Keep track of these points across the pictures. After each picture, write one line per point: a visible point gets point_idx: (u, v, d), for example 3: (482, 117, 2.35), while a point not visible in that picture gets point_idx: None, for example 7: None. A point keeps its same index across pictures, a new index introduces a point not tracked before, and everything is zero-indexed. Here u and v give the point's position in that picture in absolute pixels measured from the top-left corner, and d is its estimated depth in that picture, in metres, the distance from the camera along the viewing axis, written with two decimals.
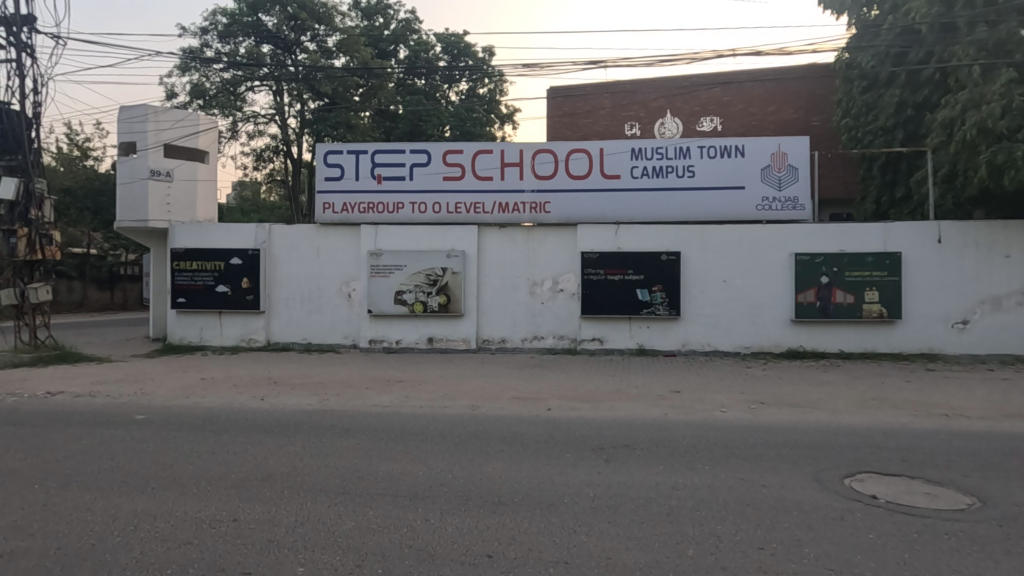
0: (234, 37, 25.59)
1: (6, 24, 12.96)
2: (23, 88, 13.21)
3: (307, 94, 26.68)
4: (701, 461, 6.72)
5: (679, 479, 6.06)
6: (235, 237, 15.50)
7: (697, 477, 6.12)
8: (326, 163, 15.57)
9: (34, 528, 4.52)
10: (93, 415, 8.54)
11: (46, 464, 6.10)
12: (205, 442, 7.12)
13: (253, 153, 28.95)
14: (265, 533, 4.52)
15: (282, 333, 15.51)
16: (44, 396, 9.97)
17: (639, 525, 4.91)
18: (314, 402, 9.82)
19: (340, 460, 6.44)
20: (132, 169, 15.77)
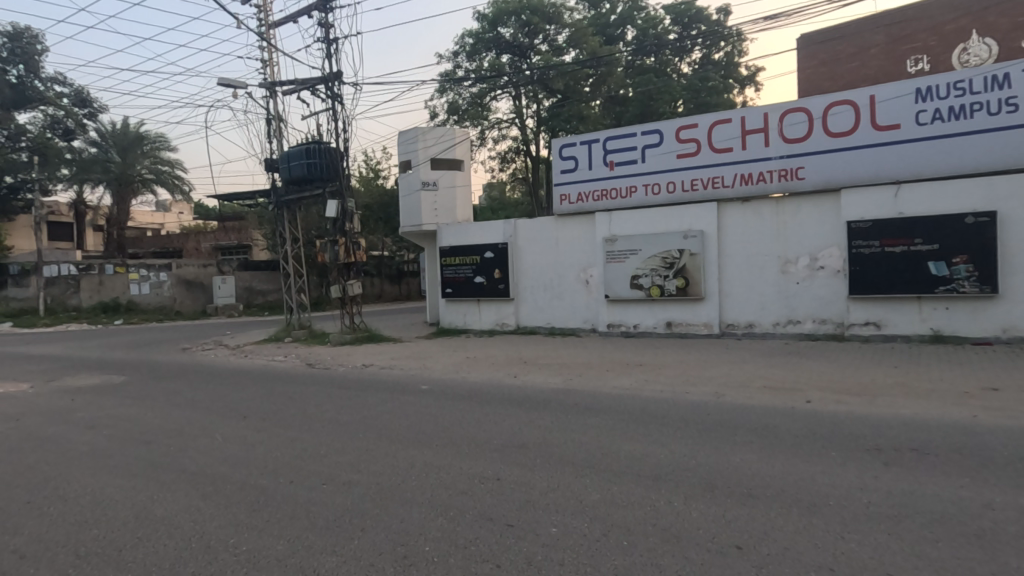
0: (479, 54, 28.50)
1: (325, 81, 16.83)
2: (338, 130, 17.03)
3: (542, 93, 28.46)
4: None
5: (995, 497, 4.83)
6: (488, 233, 17.48)
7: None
8: (561, 156, 16.40)
9: (362, 466, 5.90)
10: (394, 384, 10.70)
11: (366, 419, 7.92)
12: (471, 412, 8.29)
13: (499, 156, 32.06)
14: (523, 493, 5.10)
15: (529, 318, 17.01)
16: (361, 368, 12.84)
17: (932, 544, 4.08)
18: (559, 381, 10.57)
19: (586, 437, 6.83)
20: (409, 182, 19.06)
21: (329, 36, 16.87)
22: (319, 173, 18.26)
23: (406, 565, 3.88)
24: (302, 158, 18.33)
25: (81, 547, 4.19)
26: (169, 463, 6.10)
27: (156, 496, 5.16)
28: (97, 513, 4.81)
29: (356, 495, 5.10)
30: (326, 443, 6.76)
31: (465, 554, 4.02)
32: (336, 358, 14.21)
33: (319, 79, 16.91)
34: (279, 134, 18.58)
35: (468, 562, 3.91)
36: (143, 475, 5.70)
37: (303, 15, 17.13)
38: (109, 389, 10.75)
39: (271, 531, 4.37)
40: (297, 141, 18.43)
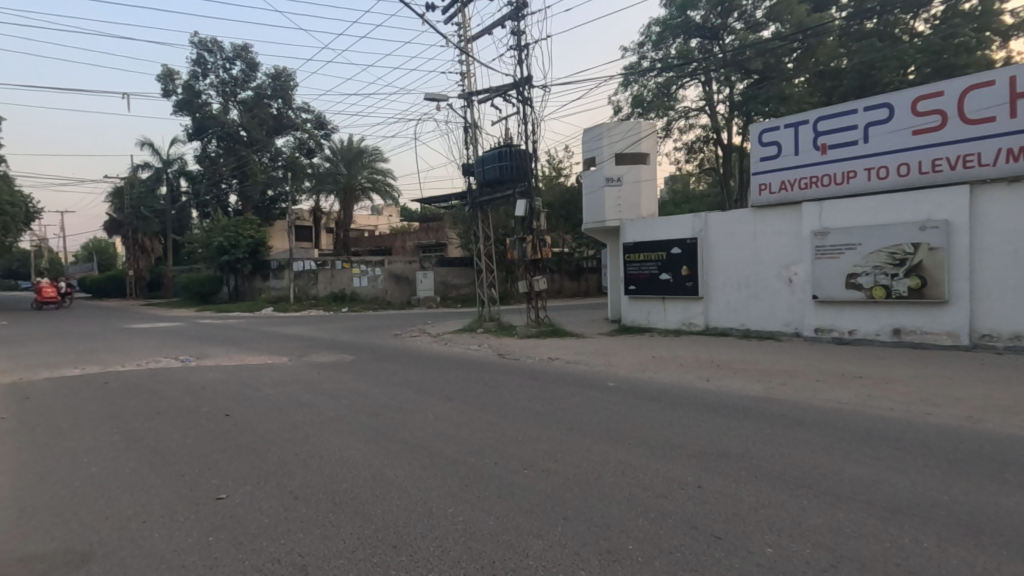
0: (666, 42, 27.32)
1: (517, 87, 17.71)
2: (527, 132, 17.83)
3: (735, 76, 26.99)
4: None
5: None
6: (675, 228, 16.72)
7: None
8: (761, 143, 14.94)
9: (559, 456, 6.08)
10: (580, 379, 10.87)
11: (558, 411, 8.16)
12: (661, 413, 8.04)
13: (686, 147, 30.48)
14: (728, 506, 4.77)
15: (719, 318, 15.92)
16: (548, 361, 13.31)
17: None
18: (758, 388, 9.68)
19: (798, 453, 6.14)
20: (594, 179, 19.08)
21: (521, 43, 17.70)
22: (509, 174, 19.28)
23: (610, 560, 3.89)
24: (495, 161, 19.49)
25: (336, 497, 5.01)
26: (393, 434, 6.99)
27: (387, 461, 5.96)
28: (344, 470, 5.72)
29: (556, 484, 5.28)
30: (523, 430, 7.13)
31: (670, 560, 3.90)
32: (524, 350, 14.93)
33: (512, 85, 17.84)
34: (475, 140, 20.09)
35: (675, 568, 3.78)
36: (375, 442, 6.63)
37: (498, 26, 18.20)
38: (342, 366, 12.75)
39: (482, 507, 4.75)
40: (491, 146, 19.65)
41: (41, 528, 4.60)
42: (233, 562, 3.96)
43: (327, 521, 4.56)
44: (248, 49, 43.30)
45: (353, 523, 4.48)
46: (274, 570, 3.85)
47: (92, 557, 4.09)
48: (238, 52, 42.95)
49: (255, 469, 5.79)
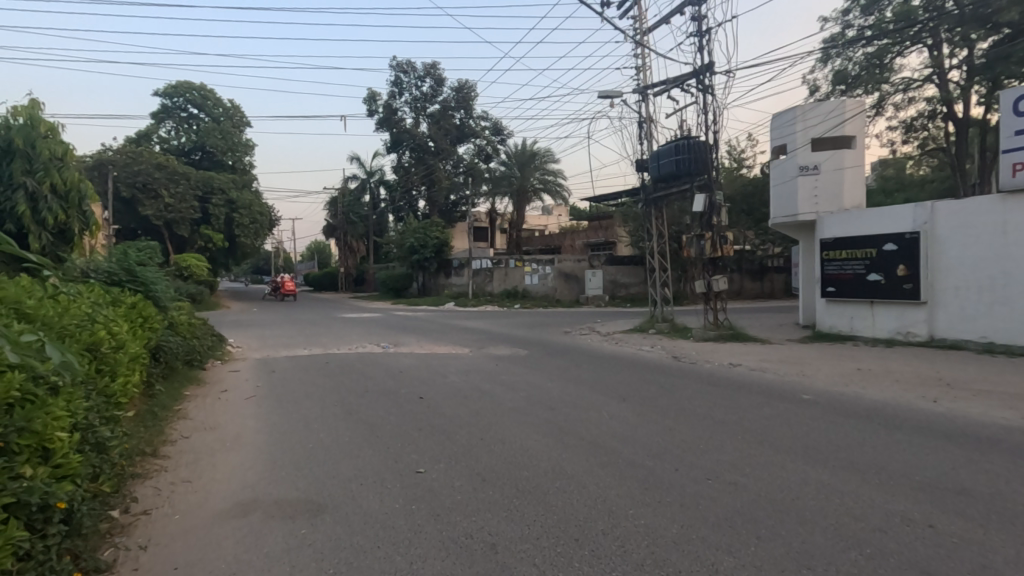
0: (879, 4, 23.46)
1: (696, 75, 16.78)
2: (708, 123, 16.78)
3: (976, 33, 22.01)
4: None
5: None
6: (889, 221, 14.24)
7: None
8: (1016, 113, 12.15)
9: (748, 470, 5.61)
10: (768, 388, 9.91)
11: (742, 421, 7.55)
12: (872, 434, 6.95)
13: (904, 125, 25.93)
14: (972, 553, 3.95)
15: (950, 328, 13.28)
16: (729, 366, 12.39)
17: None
18: (1009, 416, 7.83)
19: None
20: (785, 169, 17.22)
21: (702, 28, 16.71)
22: (687, 168, 18.27)
23: None
24: (670, 155, 18.57)
25: (519, 484, 5.26)
26: (570, 429, 7.11)
27: (565, 455, 6.08)
28: (525, 459, 5.98)
29: (745, 499, 4.87)
30: (705, 438, 6.72)
31: None
32: (701, 354, 14.09)
33: (691, 74, 16.95)
34: (650, 135, 19.48)
35: None
36: (552, 435, 6.82)
37: (676, 13, 17.40)
38: (517, 359, 13.37)
39: (665, 513, 4.58)
40: (666, 140, 18.79)
41: (288, 479, 5.60)
42: (433, 531, 4.39)
43: (512, 505, 4.81)
44: (436, 67, 47.69)
45: (536, 511, 4.66)
46: (467, 543, 4.17)
47: (325, 508, 4.86)
48: (428, 70, 47.51)
49: (447, 449, 6.35)
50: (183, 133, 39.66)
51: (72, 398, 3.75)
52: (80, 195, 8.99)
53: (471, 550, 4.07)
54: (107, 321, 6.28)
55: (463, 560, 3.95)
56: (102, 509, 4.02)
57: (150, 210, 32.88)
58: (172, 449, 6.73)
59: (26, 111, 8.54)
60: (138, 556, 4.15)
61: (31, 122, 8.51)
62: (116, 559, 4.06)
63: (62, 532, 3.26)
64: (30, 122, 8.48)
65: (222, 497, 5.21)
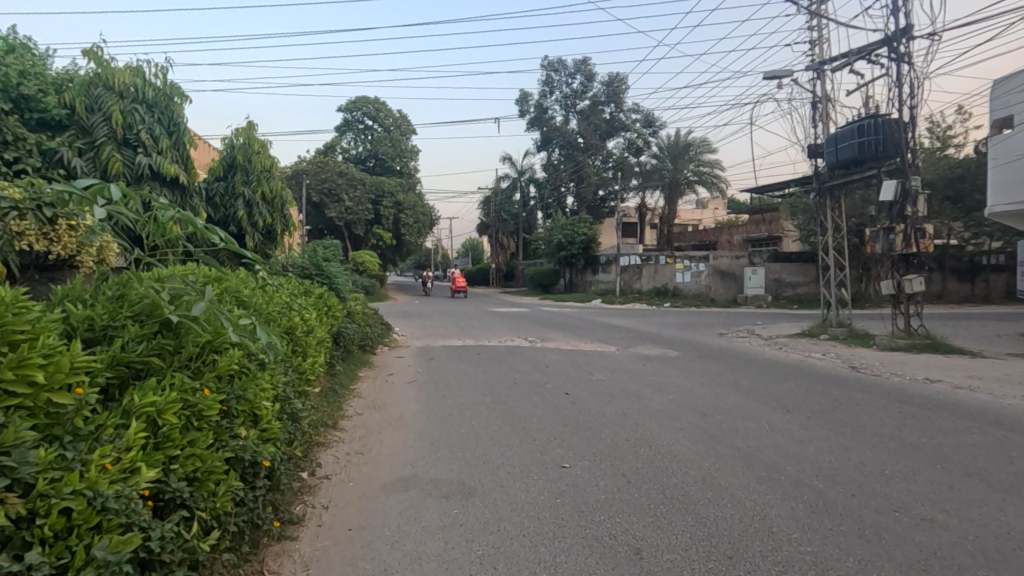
0: None
1: (887, 43, 14.56)
2: (902, 97, 14.44)
3: None
4: None
5: None
6: None
7: None
8: None
9: (950, 506, 4.72)
10: (982, 411, 8.24)
11: (945, 448, 6.37)
12: None
13: None
14: None
15: None
16: (925, 381, 10.57)
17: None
18: None
19: None
20: (1010, 147, 14.12)
21: None
22: (873, 151, 15.83)
23: None
24: (851, 137, 16.28)
25: (666, 491, 5.05)
26: (724, 438, 6.63)
27: (719, 466, 5.68)
28: (675, 465, 5.71)
29: (943, 540, 4.11)
30: (891, 463, 5.80)
31: None
32: (887, 365, 12.22)
33: (881, 42, 14.75)
34: (825, 116, 17.36)
35: None
36: (703, 443, 6.41)
37: None
38: (667, 360, 12.84)
39: (838, 543, 4.05)
40: (847, 120, 16.49)
41: (444, 460, 6.02)
42: (577, 527, 4.39)
43: (658, 511, 4.62)
44: (587, 63, 47.58)
45: (684, 521, 4.42)
46: (612, 544, 4.11)
47: (475, 492, 5.13)
48: (578, 67, 47.60)
49: (592, 447, 6.32)
50: (361, 143, 44.67)
51: (274, 373, 4.45)
52: (282, 201, 10.61)
53: (615, 552, 3.99)
54: (301, 309, 7.33)
55: (607, 560, 3.90)
56: (294, 471, 4.70)
57: (334, 213, 37.52)
58: (349, 423, 7.63)
59: (244, 131, 10.27)
60: (322, 514, 4.78)
61: (249, 141, 10.22)
62: (305, 514, 4.72)
63: (265, 485, 3.89)
64: (248, 141, 10.20)
65: (387, 471, 5.78)
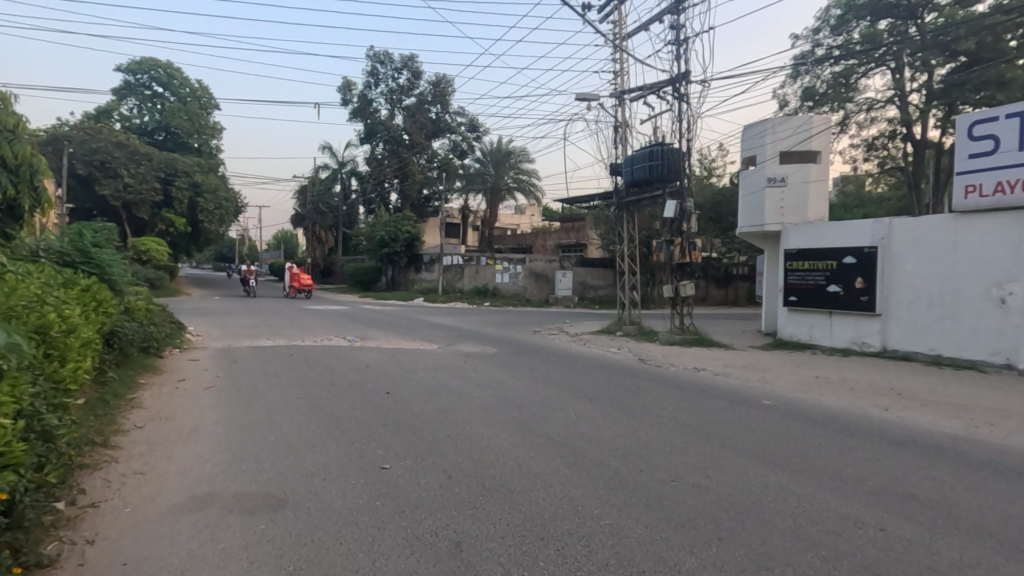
0: (848, 25, 24.08)
1: (672, 83, 17.06)
2: (681, 130, 17.07)
3: (936, 59, 22.64)
4: None
5: None
6: (850, 235, 14.78)
7: None
8: (970, 137, 12.73)
9: (711, 472, 5.69)
10: (732, 393, 10.13)
11: (709, 425, 7.68)
12: (833, 441, 7.10)
13: (865, 144, 26.89)
14: (921, 557, 4.04)
15: (902, 340, 13.87)
16: (694, 370, 12.63)
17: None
18: (949, 426, 8.21)
19: (1008, 507, 5.05)
20: (753, 180, 17.59)
21: (679, 36, 16.97)
22: (660, 174, 18.47)
23: None
24: (644, 160, 18.77)
25: (485, 482, 5.23)
26: (537, 428, 7.11)
27: (533, 454, 6.07)
28: (492, 457, 5.96)
29: (706, 501, 4.95)
30: (671, 440, 6.79)
31: None
32: (667, 357, 14.33)
33: (667, 81, 17.23)
34: (624, 139, 19.72)
35: None
36: (519, 434, 6.80)
37: (655, 21, 17.61)
38: (486, 357, 13.33)
39: (631, 514, 4.61)
40: (640, 145, 18.96)
41: (247, 472, 5.44)
42: (397, 528, 4.32)
43: (478, 503, 4.77)
44: (413, 60, 47.10)
45: (501, 510, 4.63)
46: (432, 541, 4.12)
47: (285, 503, 4.74)
48: (405, 63, 46.95)
49: (414, 445, 6.27)
50: (147, 112, 38.18)
51: (16, 383, 3.56)
52: (32, 170, 8.42)
53: (436, 548, 4.02)
54: (58, 303, 5.97)
55: (428, 557, 3.90)
56: (45, 501, 3.82)
57: (107, 190, 31.53)
58: (125, 438, 6.47)
59: None
60: (84, 551, 3.96)
61: None
62: (59, 553, 3.86)
63: None
64: None
65: (176, 490, 5.02)
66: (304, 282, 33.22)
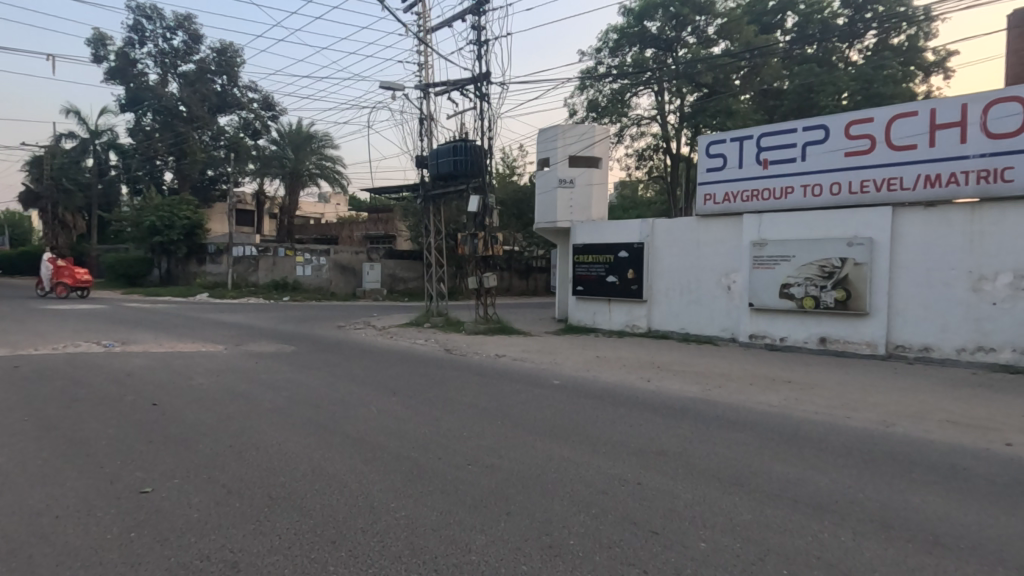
0: (622, 49, 27.61)
1: (474, 82, 17.63)
2: (483, 129, 17.77)
3: (686, 88, 27.23)
4: None
5: None
6: (624, 232, 17.14)
7: None
8: (708, 154, 15.61)
9: (503, 452, 6.10)
10: (528, 376, 10.96)
11: (505, 407, 8.20)
12: (606, 412, 8.15)
13: (636, 154, 31.24)
14: (665, 502, 4.86)
15: (661, 321, 16.48)
16: (495, 357, 13.35)
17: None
18: (692, 390, 10.05)
19: (725, 451, 6.36)
20: (547, 180, 19.11)
21: (480, 38, 17.62)
22: (464, 169, 19.05)
23: (552, 555, 3.90)
24: (449, 155, 19.18)
25: (272, 491, 4.84)
26: (335, 427, 6.81)
27: (327, 455, 5.80)
28: (281, 463, 5.52)
29: (498, 479, 5.27)
30: (470, 426, 7.10)
31: (609, 554, 3.94)
32: (471, 346, 14.91)
33: (470, 80, 17.75)
34: (430, 133, 19.85)
35: (614, 562, 3.82)
36: (314, 435, 6.44)
37: (458, 19, 18.01)
38: (281, 355, 12.31)
39: (426, 503, 4.70)
40: (445, 139, 19.31)
41: None
42: (158, 560, 3.76)
43: (262, 515, 4.39)
44: (191, 20, 40.91)
45: (289, 519, 4.33)
46: (203, 567, 3.68)
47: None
48: (179, 22, 40.51)
49: (185, 461, 5.51)
50: None
51: None
52: None
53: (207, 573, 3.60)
54: None
55: None
56: None
57: None
58: None
59: None
60: None
61: None
62: None
63: None
64: None
65: None
66: (80, 282, 26.53)
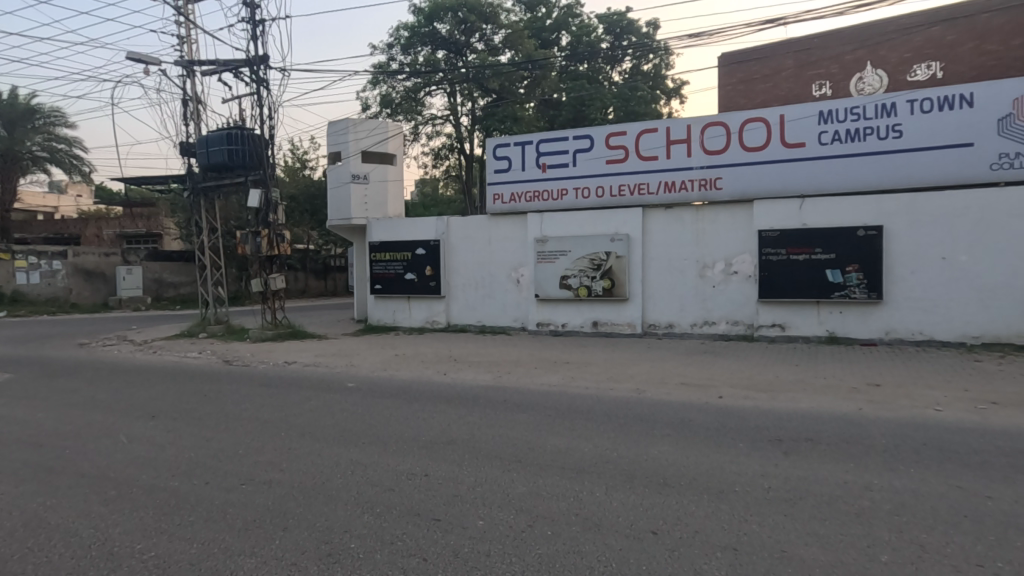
0: (414, 48, 27.72)
1: (249, 65, 16.00)
2: (263, 116, 16.25)
3: (476, 92, 28.48)
4: (890, 460, 5.84)
5: (857, 478, 5.35)
6: (420, 229, 17.28)
7: (879, 477, 5.34)
8: (495, 156, 16.55)
9: (285, 465, 5.69)
10: (321, 381, 10.39)
11: (292, 417, 7.65)
12: (401, 409, 8.14)
13: (432, 153, 31.72)
14: (450, 488, 5.07)
15: (459, 315, 17.04)
16: (284, 365, 12.36)
17: (832, 518, 4.48)
18: (485, 379, 10.61)
19: (509, 432, 6.86)
20: (338, 175, 18.28)
21: (254, 16, 16.04)
22: (240, 160, 17.23)
23: (330, 563, 3.78)
24: (222, 143, 17.21)
25: None
26: (65, 467, 5.60)
27: (50, 502, 4.74)
28: None
29: (275, 495, 4.90)
30: (248, 442, 6.46)
31: (391, 550, 3.96)
32: (257, 355, 13.58)
33: (244, 62, 16.05)
34: (196, 117, 17.44)
35: (394, 557, 3.86)
36: (32, 481, 5.20)
37: None
38: None
39: (184, 536, 4.15)
40: (216, 126, 17.23)
41: None
42: None
43: None
44: None
45: None
46: None
47: None
48: None
49: None
50: None
51: None
52: None
53: None
54: None
55: None
56: None
57: None
58: None
59: None
60: None
61: None
62: None
63: None
64: None
65: None
66: None
